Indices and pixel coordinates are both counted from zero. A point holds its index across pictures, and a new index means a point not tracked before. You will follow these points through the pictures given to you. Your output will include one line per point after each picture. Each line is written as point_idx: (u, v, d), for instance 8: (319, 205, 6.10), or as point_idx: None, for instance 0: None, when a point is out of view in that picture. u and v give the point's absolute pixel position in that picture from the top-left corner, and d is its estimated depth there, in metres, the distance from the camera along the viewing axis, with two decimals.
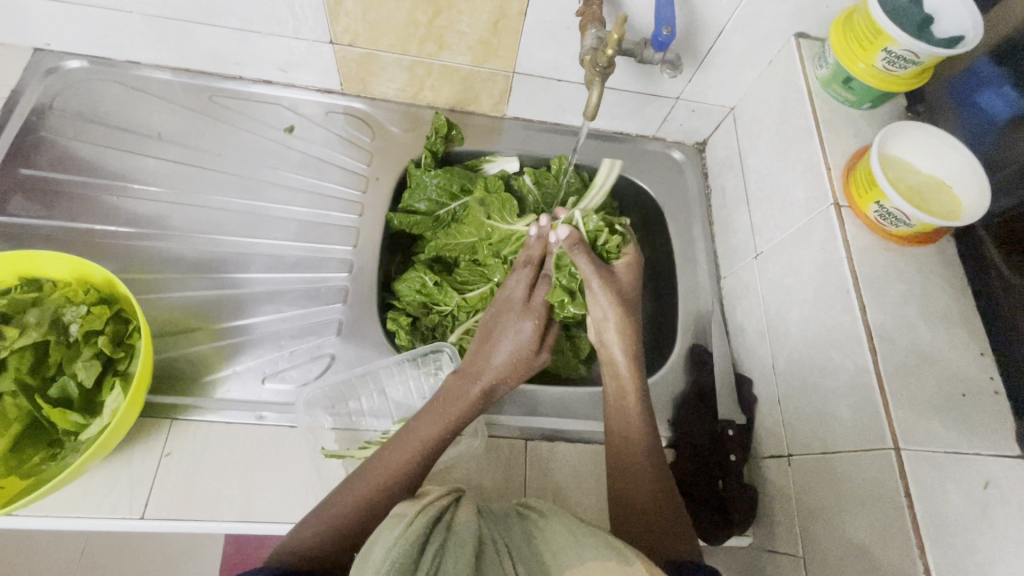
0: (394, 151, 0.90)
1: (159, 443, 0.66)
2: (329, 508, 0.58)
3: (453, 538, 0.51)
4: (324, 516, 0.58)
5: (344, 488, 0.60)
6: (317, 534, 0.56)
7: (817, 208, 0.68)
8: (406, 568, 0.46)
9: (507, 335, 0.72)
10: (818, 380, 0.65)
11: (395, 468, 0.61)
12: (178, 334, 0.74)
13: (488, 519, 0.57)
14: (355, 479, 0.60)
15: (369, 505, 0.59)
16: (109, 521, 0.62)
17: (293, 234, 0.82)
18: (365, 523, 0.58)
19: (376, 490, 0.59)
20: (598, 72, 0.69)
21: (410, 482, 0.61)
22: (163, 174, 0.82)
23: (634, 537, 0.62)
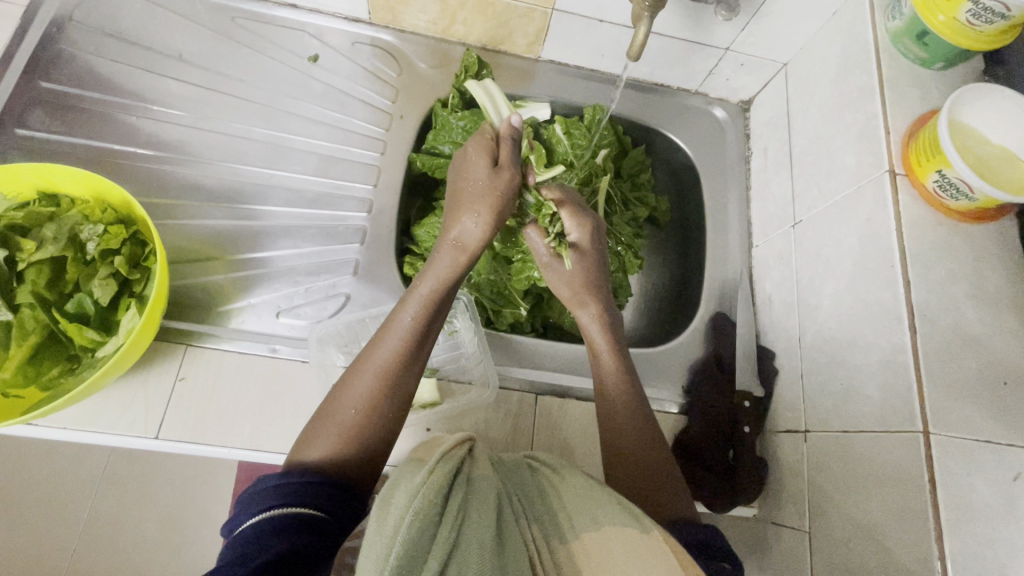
0: (420, 88, 0.86)
1: (173, 367, 0.66)
2: (332, 412, 0.57)
3: (475, 488, 0.50)
4: (332, 422, 0.56)
5: (339, 392, 0.58)
6: (330, 441, 0.55)
7: (868, 174, 0.63)
8: (433, 516, 0.45)
9: (471, 172, 0.66)
10: (847, 357, 0.62)
11: (384, 359, 0.58)
12: (193, 262, 0.73)
13: (501, 470, 0.57)
14: (352, 377, 0.58)
15: (376, 402, 0.57)
16: (125, 438, 0.63)
17: (314, 168, 0.80)
18: (375, 420, 0.57)
19: (373, 386, 0.57)
20: (648, 6, 0.64)
21: (410, 371, 0.59)
22: (184, 98, 0.80)
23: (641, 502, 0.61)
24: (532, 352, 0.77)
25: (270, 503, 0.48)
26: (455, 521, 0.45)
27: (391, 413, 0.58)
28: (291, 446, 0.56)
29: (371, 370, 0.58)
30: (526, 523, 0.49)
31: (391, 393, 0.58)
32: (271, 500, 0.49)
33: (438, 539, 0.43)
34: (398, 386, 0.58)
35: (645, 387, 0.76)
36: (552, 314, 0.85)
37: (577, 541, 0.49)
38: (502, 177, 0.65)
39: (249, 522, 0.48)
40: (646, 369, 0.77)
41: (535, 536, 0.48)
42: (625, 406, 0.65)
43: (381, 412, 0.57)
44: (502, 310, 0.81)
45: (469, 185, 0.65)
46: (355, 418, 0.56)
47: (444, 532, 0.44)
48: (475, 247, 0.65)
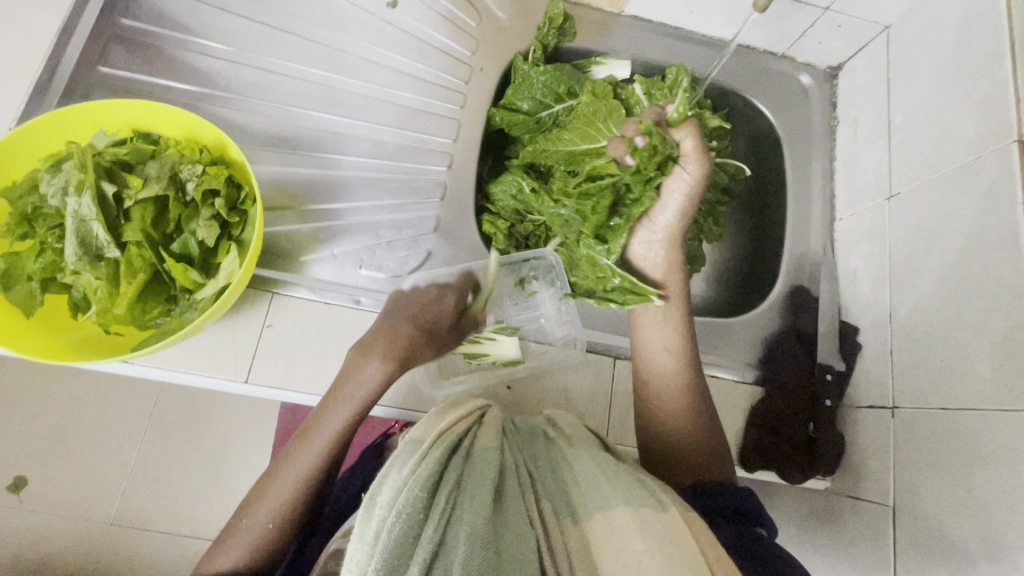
0: (501, 40, 0.83)
1: (261, 313, 0.67)
2: (243, 525, 0.58)
3: (473, 467, 0.51)
4: (242, 532, 0.58)
5: (248, 504, 0.59)
6: (243, 552, 0.57)
7: (992, 144, 0.60)
8: (417, 515, 0.45)
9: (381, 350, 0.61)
10: (952, 334, 0.60)
11: (290, 490, 0.58)
12: (272, 211, 0.72)
13: (511, 440, 0.58)
14: (261, 492, 0.59)
15: (279, 520, 0.58)
16: (217, 380, 0.64)
17: (394, 119, 0.78)
18: (281, 539, 0.59)
19: (276, 517, 0.58)
20: None
21: (313, 488, 0.59)
22: (264, 41, 0.77)
23: (695, 443, 0.65)
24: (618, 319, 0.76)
25: None
26: (443, 515, 0.45)
27: (292, 527, 0.59)
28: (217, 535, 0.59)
29: (281, 492, 0.58)
30: (536, 500, 0.50)
31: (292, 516, 0.59)
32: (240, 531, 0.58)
33: (424, 537, 0.44)
34: (285, 520, 0.59)
35: (719, 355, 0.76)
36: None
37: (584, 521, 0.48)
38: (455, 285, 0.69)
39: None
40: (720, 338, 0.77)
41: (543, 510, 0.50)
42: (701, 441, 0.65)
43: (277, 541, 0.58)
44: None
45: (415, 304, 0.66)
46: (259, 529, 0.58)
47: (430, 527, 0.44)
48: (397, 373, 0.62)
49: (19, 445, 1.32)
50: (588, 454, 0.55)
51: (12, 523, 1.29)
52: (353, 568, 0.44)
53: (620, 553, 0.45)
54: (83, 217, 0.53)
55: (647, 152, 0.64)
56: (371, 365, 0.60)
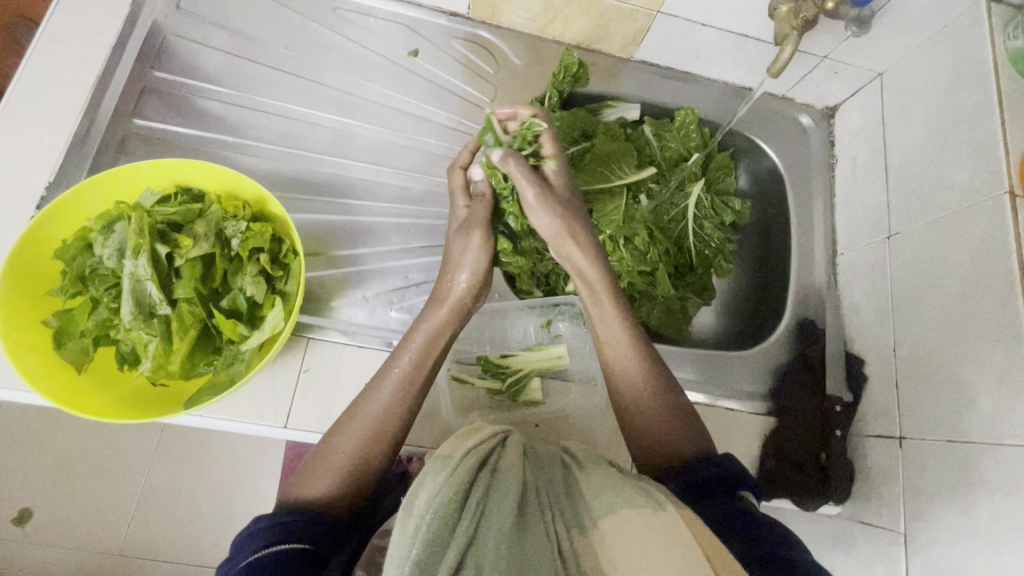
0: (518, 86, 0.87)
1: (297, 359, 0.69)
2: (328, 455, 0.56)
3: (499, 478, 0.53)
4: (330, 462, 0.56)
5: (333, 435, 0.57)
6: (329, 481, 0.55)
7: (985, 193, 0.64)
8: (452, 513, 0.49)
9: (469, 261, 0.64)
10: (953, 369, 0.64)
11: (385, 408, 0.58)
12: (305, 256, 0.74)
13: (533, 464, 0.59)
14: (349, 423, 0.58)
15: (372, 447, 0.57)
16: (257, 425, 0.66)
17: (418, 165, 0.81)
18: (371, 469, 0.57)
19: (373, 440, 0.57)
20: (798, 25, 0.73)
21: (395, 423, 0.58)
22: (291, 90, 0.80)
23: (655, 423, 0.64)
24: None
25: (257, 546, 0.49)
26: (473, 517, 0.48)
27: (375, 464, 0.57)
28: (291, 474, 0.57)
29: (371, 417, 0.58)
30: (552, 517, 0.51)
31: (375, 446, 0.57)
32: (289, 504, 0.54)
33: (457, 533, 0.47)
34: (367, 454, 0.57)
35: (732, 386, 0.79)
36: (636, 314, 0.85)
37: (597, 529, 0.50)
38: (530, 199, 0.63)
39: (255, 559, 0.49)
40: (733, 370, 0.80)
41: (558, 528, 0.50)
42: (660, 424, 0.64)
43: (357, 474, 0.56)
44: None
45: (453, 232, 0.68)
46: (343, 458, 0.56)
47: (463, 526, 0.48)
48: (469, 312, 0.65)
49: (28, 476, 1.31)
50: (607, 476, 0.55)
51: (18, 557, 1.28)
52: (394, 557, 0.46)
53: (629, 549, 0.47)
54: (139, 277, 0.55)
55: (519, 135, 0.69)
56: (442, 310, 0.62)
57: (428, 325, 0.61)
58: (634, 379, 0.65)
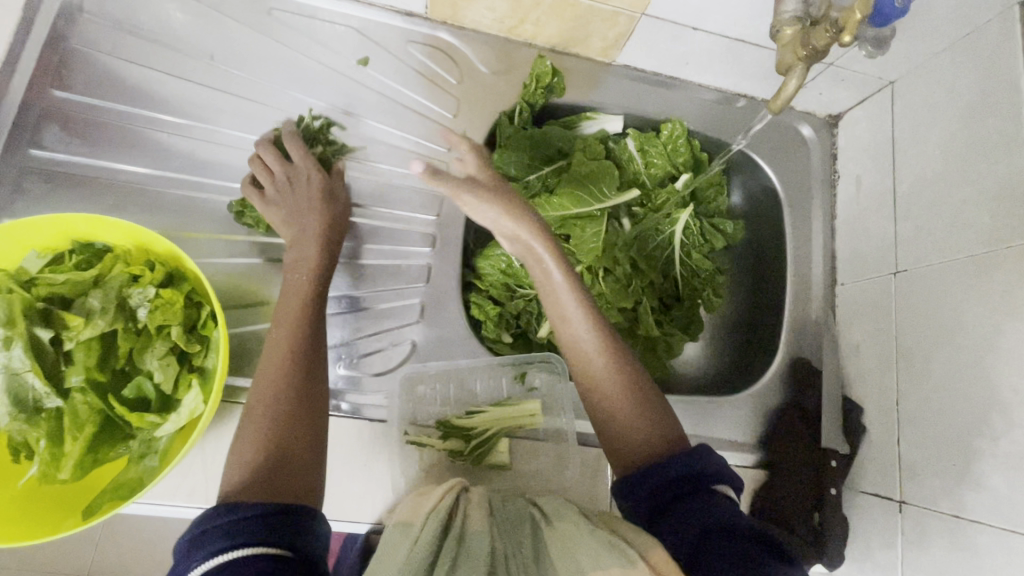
0: (484, 98, 0.76)
1: (232, 430, 0.61)
2: (241, 432, 0.50)
3: (468, 546, 0.48)
4: (247, 434, 0.49)
5: (246, 420, 0.51)
6: (253, 453, 0.48)
7: (1009, 240, 0.57)
8: None
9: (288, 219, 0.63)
10: (963, 438, 0.58)
11: (278, 357, 0.53)
12: (242, 308, 0.66)
13: (500, 523, 0.52)
14: (256, 385, 0.52)
15: (279, 397, 0.51)
16: (187, 509, 0.59)
17: (369, 195, 0.71)
18: (291, 425, 0.50)
19: (277, 389, 0.51)
20: (806, 56, 0.56)
21: (303, 379, 0.53)
22: (220, 109, 0.69)
23: (621, 403, 0.54)
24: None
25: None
26: None
27: (288, 409, 0.50)
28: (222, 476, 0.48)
29: (270, 364, 0.53)
30: None
31: (292, 398, 0.51)
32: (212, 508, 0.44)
33: None
34: (281, 417, 0.50)
35: (719, 437, 0.73)
36: None
37: None
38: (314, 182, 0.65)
39: None
40: (721, 419, 0.74)
41: None
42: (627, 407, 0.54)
43: (279, 444, 0.49)
44: None
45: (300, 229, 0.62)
46: (258, 420, 0.50)
47: None
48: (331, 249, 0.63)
49: None
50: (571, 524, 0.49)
51: None
52: None
53: None
54: (17, 368, 0.48)
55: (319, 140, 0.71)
56: (308, 245, 0.61)
57: (292, 287, 0.58)
58: (589, 358, 0.56)
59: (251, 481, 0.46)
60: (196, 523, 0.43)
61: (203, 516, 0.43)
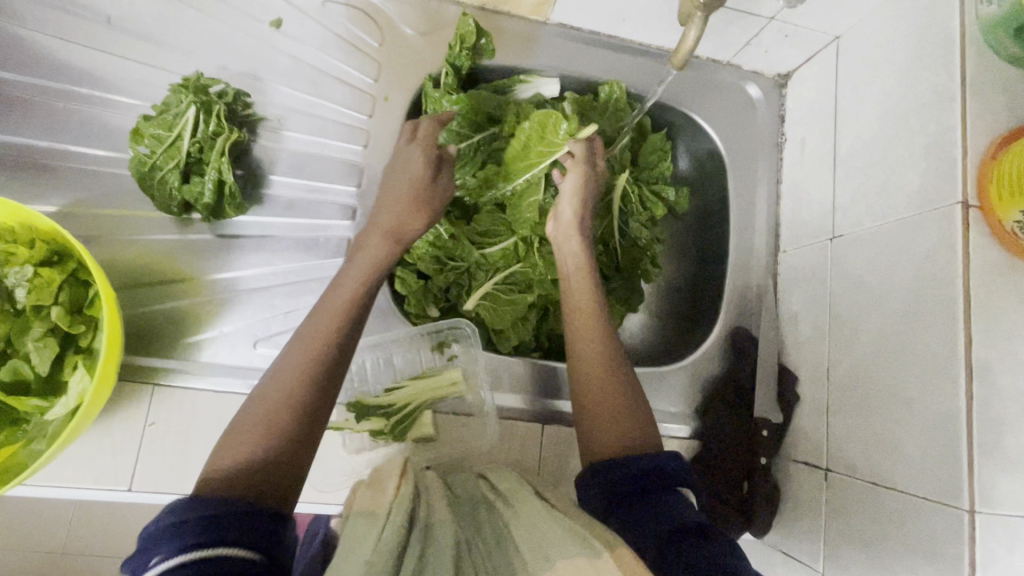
0: (407, 61, 0.72)
1: (142, 411, 0.60)
2: (235, 425, 0.48)
3: (433, 539, 0.47)
4: (247, 422, 0.47)
5: (246, 408, 0.49)
6: (249, 442, 0.46)
7: (935, 202, 0.54)
8: None
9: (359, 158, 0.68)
10: (886, 406, 0.57)
11: (311, 356, 0.50)
12: (152, 286, 0.64)
13: (460, 517, 0.53)
14: (272, 378, 0.50)
15: (292, 395, 0.49)
16: (95, 492, 0.58)
17: (285, 166, 0.68)
18: (296, 418, 0.48)
19: (290, 392, 0.49)
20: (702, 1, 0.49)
21: (315, 378, 0.50)
22: (121, 76, 0.65)
23: (620, 411, 0.58)
24: (551, 375, 0.70)
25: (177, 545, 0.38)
26: None
27: (300, 405, 0.48)
28: (213, 452, 0.47)
29: (292, 369, 0.50)
30: None
31: (303, 397, 0.49)
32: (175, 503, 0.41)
33: None
34: (286, 411, 0.48)
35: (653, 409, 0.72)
36: (554, 328, 0.76)
37: None
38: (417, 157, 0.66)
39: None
40: (655, 391, 0.73)
41: None
42: (628, 407, 0.58)
43: (278, 443, 0.46)
44: (505, 331, 0.72)
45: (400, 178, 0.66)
46: (261, 415, 0.48)
47: None
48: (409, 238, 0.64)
49: None
50: (521, 503, 0.51)
51: None
52: None
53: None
54: None
55: (206, 95, 0.62)
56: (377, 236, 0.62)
57: (331, 308, 0.54)
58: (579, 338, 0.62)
59: (240, 475, 0.44)
60: (180, 508, 0.40)
61: (187, 501, 0.41)
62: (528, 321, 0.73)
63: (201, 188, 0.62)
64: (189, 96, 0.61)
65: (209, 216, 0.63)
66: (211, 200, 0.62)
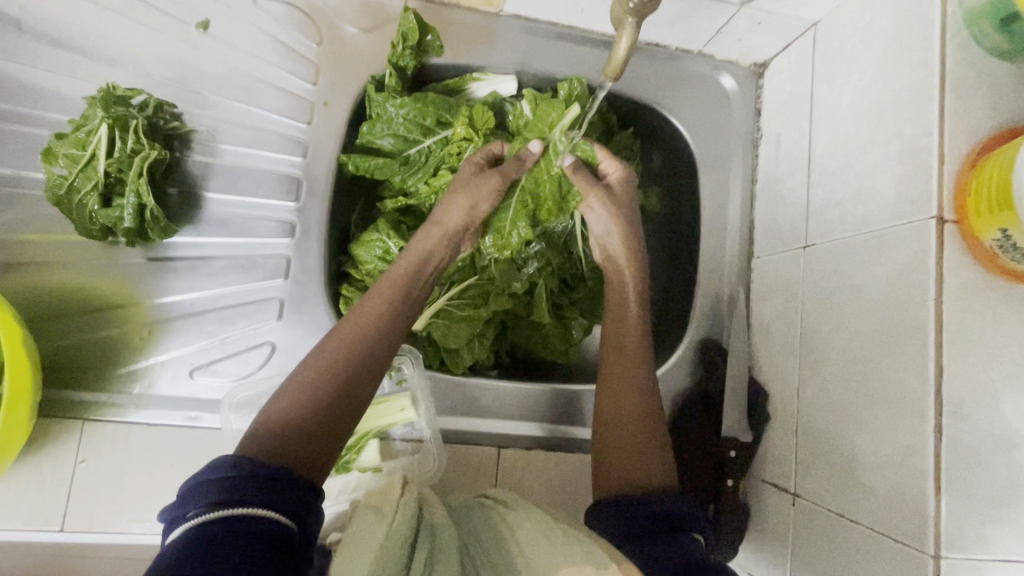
0: (347, 61, 0.67)
1: (71, 447, 0.57)
2: (303, 369, 0.48)
3: (440, 542, 0.49)
4: (308, 371, 0.47)
5: (314, 358, 0.48)
6: (301, 395, 0.46)
7: (909, 214, 0.50)
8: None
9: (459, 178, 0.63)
10: (854, 433, 0.53)
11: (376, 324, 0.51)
12: (79, 314, 0.60)
13: (460, 523, 0.55)
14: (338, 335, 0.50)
15: (351, 358, 0.48)
16: (25, 533, 0.55)
17: (218, 181, 0.64)
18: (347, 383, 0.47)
19: (353, 356, 0.49)
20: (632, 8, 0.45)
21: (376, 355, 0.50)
22: (36, 88, 0.61)
23: (646, 448, 0.58)
24: (507, 395, 0.67)
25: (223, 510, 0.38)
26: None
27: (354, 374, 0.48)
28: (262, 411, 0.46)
29: (361, 328, 0.51)
30: None
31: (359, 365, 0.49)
32: (211, 495, 0.38)
33: None
34: (350, 378, 0.48)
35: None
36: (517, 339, 0.74)
37: None
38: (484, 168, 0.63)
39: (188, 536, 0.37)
40: None
41: None
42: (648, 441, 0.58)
43: (325, 411, 0.46)
44: (460, 350, 0.68)
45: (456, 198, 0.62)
46: (320, 371, 0.47)
47: None
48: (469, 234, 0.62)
49: None
50: (529, 514, 0.52)
51: None
52: None
53: None
54: None
55: (123, 108, 0.59)
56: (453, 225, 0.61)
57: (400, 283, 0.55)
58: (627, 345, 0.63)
59: (283, 431, 0.43)
60: (226, 466, 0.40)
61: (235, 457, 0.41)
62: (486, 336, 0.70)
63: (120, 208, 0.58)
64: (103, 110, 0.57)
65: (135, 240, 0.60)
66: (132, 224, 0.58)
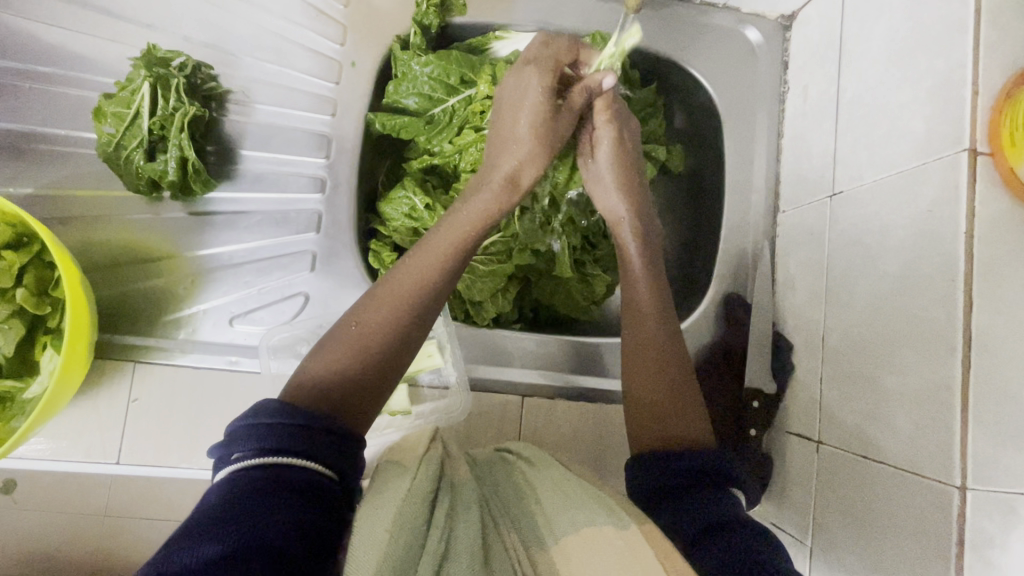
0: (373, 20, 0.68)
1: (125, 387, 0.61)
2: (350, 324, 0.50)
3: (460, 494, 0.51)
4: (351, 331, 0.49)
5: (360, 310, 0.51)
6: (344, 356, 0.48)
7: (939, 150, 0.49)
8: (419, 526, 0.45)
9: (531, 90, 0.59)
10: (880, 376, 0.53)
11: (416, 284, 0.52)
12: (128, 266, 0.64)
13: (478, 474, 0.57)
14: (379, 292, 0.51)
15: (397, 319, 0.50)
16: (86, 464, 0.60)
17: (254, 140, 0.67)
18: (394, 342, 0.50)
19: (396, 312, 0.50)
20: None
21: (424, 299, 0.52)
22: (84, 53, 0.65)
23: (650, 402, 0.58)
24: (534, 352, 0.68)
25: (266, 452, 0.41)
26: (441, 531, 0.45)
27: (405, 331, 0.50)
28: (307, 357, 0.49)
29: (403, 285, 0.51)
30: (503, 534, 0.48)
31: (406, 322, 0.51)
32: (253, 442, 0.42)
33: (428, 547, 0.44)
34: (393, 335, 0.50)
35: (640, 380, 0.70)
36: (540, 295, 0.75)
37: (553, 548, 0.47)
38: (530, 81, 0.59)
39: (233, 476, 0.41)
40: None
41: (510, 548, 0.47)
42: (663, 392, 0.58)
43: (371, 370, 0.49)
44: (482, 303, 0.70)
45: (504, 130, 0.60)
46: (370, 328, 0.49)
47: (432, 538, 0.44)
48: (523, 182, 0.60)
49: None
50: (551, 473, 0.54)
51: None
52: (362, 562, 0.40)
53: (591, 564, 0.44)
54: None
55: (162, 69, 0.62)
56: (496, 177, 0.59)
57: (446, 232, 0.55)
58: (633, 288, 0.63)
59: (333, 387, 0.47)
60: (274, 412, 0.43)
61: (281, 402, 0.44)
62: (507, 293, 0.72)
63: (163, 162, 0.62)
64: (145, 70, 0.61)
65: (178, 193, 0.64)
66: (175, 177, 0.62)
